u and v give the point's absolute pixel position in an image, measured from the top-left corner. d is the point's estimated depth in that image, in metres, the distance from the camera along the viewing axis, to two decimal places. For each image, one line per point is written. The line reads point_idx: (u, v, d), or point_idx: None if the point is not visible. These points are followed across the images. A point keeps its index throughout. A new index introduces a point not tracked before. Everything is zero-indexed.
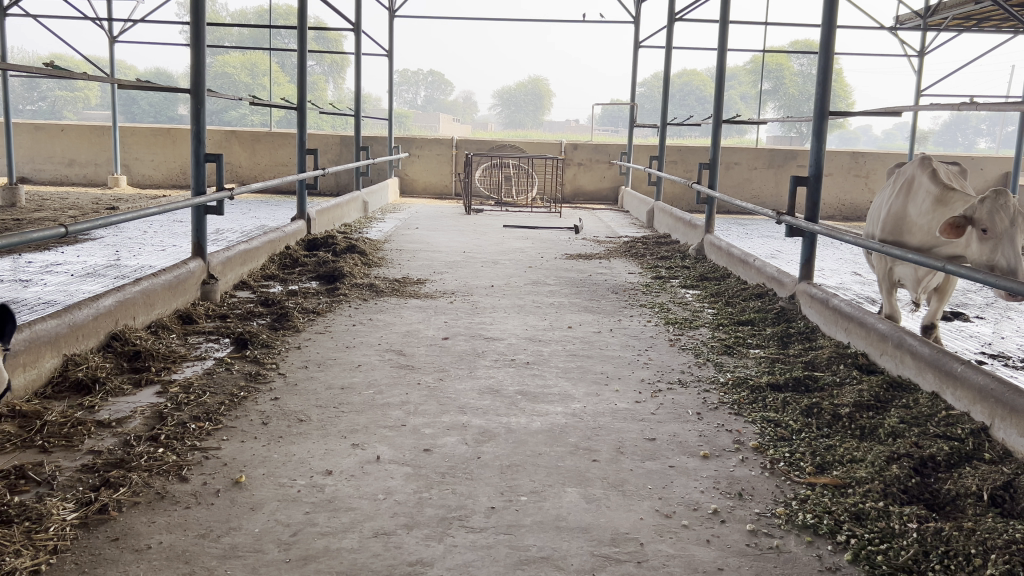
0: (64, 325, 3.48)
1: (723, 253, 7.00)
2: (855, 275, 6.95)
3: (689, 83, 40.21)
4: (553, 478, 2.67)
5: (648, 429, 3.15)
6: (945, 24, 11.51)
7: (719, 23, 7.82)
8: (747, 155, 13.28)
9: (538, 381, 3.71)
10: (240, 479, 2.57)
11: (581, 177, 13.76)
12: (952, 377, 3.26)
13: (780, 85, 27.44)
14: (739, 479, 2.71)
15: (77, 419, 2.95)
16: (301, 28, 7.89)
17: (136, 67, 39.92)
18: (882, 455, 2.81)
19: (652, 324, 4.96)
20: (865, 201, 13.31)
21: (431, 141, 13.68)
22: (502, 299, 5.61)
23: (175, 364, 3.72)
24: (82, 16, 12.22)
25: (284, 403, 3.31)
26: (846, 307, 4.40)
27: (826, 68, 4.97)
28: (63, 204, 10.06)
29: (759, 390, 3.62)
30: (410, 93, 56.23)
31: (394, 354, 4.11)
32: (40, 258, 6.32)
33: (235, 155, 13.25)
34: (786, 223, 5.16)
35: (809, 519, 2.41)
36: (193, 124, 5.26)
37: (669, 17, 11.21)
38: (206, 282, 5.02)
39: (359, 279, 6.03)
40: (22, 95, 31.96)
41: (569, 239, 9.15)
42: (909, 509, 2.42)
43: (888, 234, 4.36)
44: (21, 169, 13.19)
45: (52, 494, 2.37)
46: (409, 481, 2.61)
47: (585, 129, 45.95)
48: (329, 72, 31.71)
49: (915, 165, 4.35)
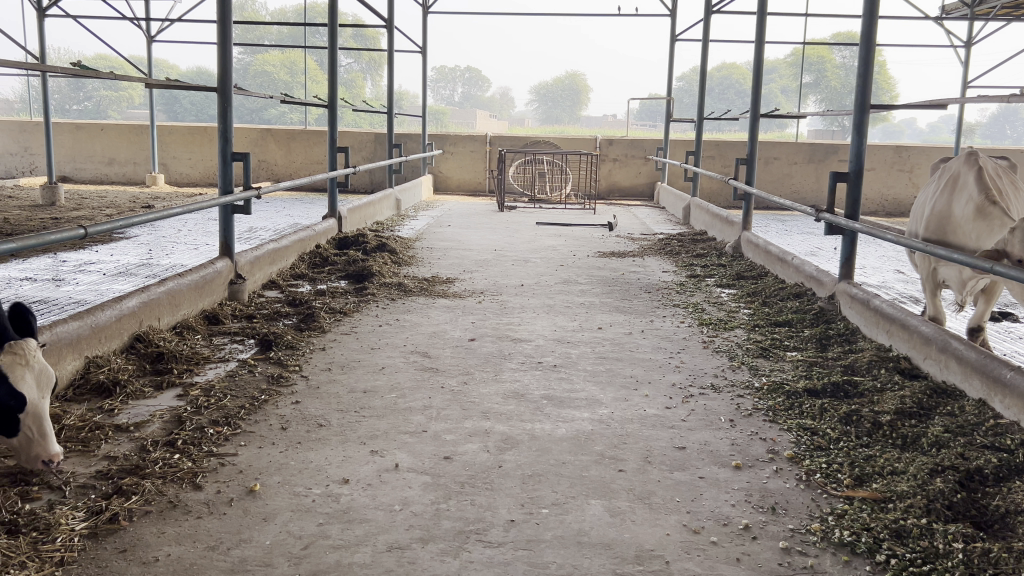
0: (87, 327, 3.46)
1: (761, 250, 6.82)
2: (897, 274, 6.73)
3: (727, 77, 39.69)
4: (577, 489, 2.56)
5: (678, 436, 3.02)
6: (994, 13, 11.12)
7: (757, 16, 7.62)
8: (786, 150, 12.99)
9: (564, 386, 3.60)
10: (254, 487, 2.50)
11: (616, 174, 13.58)
12: (1001, 383, 3.07)
13: (822, 78, 26.86)
14: (772, 491, 2.57)
15: (95, 423, 2.93)
16: (331, 26, 7.84)
17: (178, 67, 40.72)
18: (924, 467, 2.64)
19: (685, 325, 4.81)
20: (909, 196, 12.92)
21: (465, 138, 13.61)
22: (531, 299, 5.50)
23: (198, 366, 3.69)
24: (121, 16, 12.37)
25: (305, 407, 3.25)
26: (888, 308, 4.22)
27: (867, 61, 4.76)
28: (101, 203, 10.17)
29: (796, 395, 3.47)
30: (446, 90, 56.36)
31: (419, 355, 4.03)
32: (75, 256, 6.37)
33: (270, 153, 13.32)
34: (825, 221, 4.95)
35: (846, 536, 2.27)
36: (221, 122, 5.22)
37: (706, 9, 10.99)
38: (233, 282, 5.01)
39: (388, 278, 5.98)
40: (68, 94, 32.84)
41: (603, 236, 9.01)
42: (954, 527, 2.27)
43: (932, 233, 4.15)
44: (63, 168, 13.44)
45: (63, 503, 2.34)
46: (427, 491, 2.52)
47: (621, 124, 45.58)
48: (366, 69, 31.73)
49: (960, 160, 4.14)
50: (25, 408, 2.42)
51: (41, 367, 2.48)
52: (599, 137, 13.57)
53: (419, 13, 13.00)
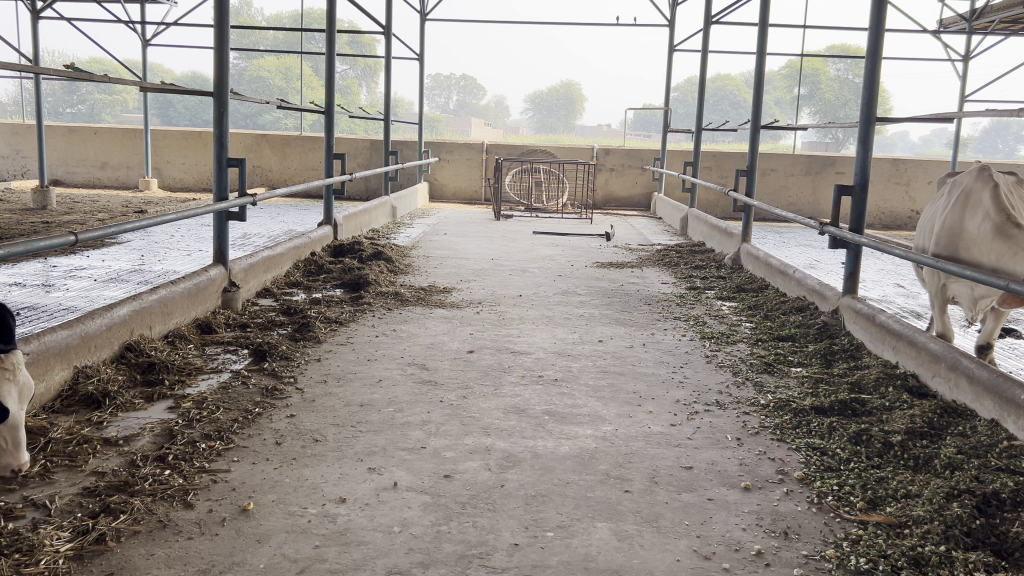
0: (76, 335, 3.37)
1: (761, 263, 6.76)
2: (898, 288, 6.68)
3: (722, 88, 39.77)
4: (583, 511, 2.47)
5: (685, 456, 2.94)
6: (992, 28, 11.11)
7: (758, 27, 7.58)
8: (783, 162, 12.96)
9: (567, 401, 3.52)
10: (247, 506, 2.41)
11: (613, 183, 13.53)
12: (1015, 405, 2.99)
13: (816, 90, 27.02)
14: (784, 515, 2.49)
15: (83, 437, 2.84)
16: (329, 31, 7.75)
17: (173, 72, 40.68)
18: (940, 492, 2.55)
19: (687, 339, 4.73)
20: (906, 209, 12.90)
21: (461, 145, 13.54)
22: (530, 310, 5.42)
23: (190, 377, 3.60)
24: (116, 19, 12.29)
25: (300, 421, 3.15)
26: (894, 323, 4.15)
27: (872, 74, 4.70)
28: (93, 207, 10.06)
29: (803, 413, 3.39)
30: (441, 97, 56.35)
31: (417, 367, 3.94)
32: (65, 262, 6.27)
33: (264, 159, 13.23)
34: (829, 234, 4.88)
35: (862, 563, 2.19)
36: (216, 128, 5.12)
37: (706, 19, 10.95)
38: (227, 289, 4.91)
39: (384, 287, 5.89)
40: (61, 97, 32.69)
41: (601, 246, 8.94)
42: (975, 556, 2.19)
43: (942, 248, 4.06)
44: (55, 172, 13.32)
45: (48, 521, 2.25)
46: (427, 511, 2.43)
47: (616, 133, 45.62)
48: (361, 76, 31.65)
49: (971, 175, 4.07)
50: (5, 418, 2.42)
51: (24, 381, 2.46)
52: (596, 147, 13.53)
53: (416, 21, 12.98)
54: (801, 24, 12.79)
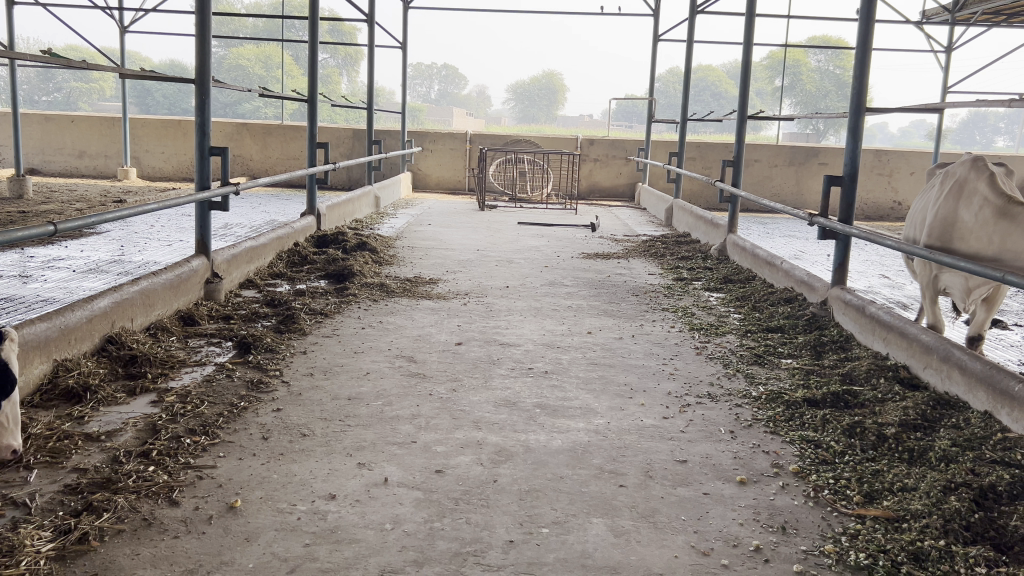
0: (55, 328, 3.27)
1: (748, 253, 6.73)
2: (883, 278, 6.70)
3: (704, 78, 39.86)
4: (578, 506, 2.43)
5: (678, 449, 2.90)
6: (974, 19, 11.14)
7: (745, 17, 7.55)
8: (768, 153, 12.98)
9: (558, 394, 3.47)
10: (235, 503, 2.35)
11: (597, 174, 13.49)
12: (1008, 396, 2.99)
13: (799, 81, 27.17)
14: (780, 509, 2.46)
15: (63, 432, 2.76)
16: (313, 19, 7.62)
17: (152, 59, 40.27)
18: (936, 484, 2.54)
19: (676, 330, 4.70)
20: (888, 200, 12.97)
21: (445, 135, 13.42)
22: (517, 302, 5.37)
23: (172, 370, 3.52)
24: (94, 6, 12.07)
25: (287, 415, 3.08)
26: (884, 314, 4.13)
27: (862, 64, 4.68)
28: (70, 197, 9.88)
29: (796, 405, 3.37)
30: (424, 87, 56.14)
31: (405, 360, 3.88)
32: (42, 252, 6.14)
33: (245, 148, 13.06)
34: (818, 225, 4.85)
35: (863, 559, 2.17)
36: (197, 116, 4.98)
37: (690, 9, 10.90)
38: (210, 281, 4.83)
39: (369, 278, 5.81)
40: (37, 85, 32.27)
41: (586, 237, 8.89)
42: (976, 550, 2.17)
43: (935, 239, 4.03)
44: (30, 160, 13.08)
45: (28, 521, 2.17)
46: (419, 508, 2.38)
47: (599, 123, 45.62)
48: (343, 64, 31.34)
49: (964, 165, 4.01)
50: (13, 390, 2.56)
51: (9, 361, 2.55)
52: (581, 137, 13.47)
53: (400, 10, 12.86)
54: (785, 15, 12.78)
